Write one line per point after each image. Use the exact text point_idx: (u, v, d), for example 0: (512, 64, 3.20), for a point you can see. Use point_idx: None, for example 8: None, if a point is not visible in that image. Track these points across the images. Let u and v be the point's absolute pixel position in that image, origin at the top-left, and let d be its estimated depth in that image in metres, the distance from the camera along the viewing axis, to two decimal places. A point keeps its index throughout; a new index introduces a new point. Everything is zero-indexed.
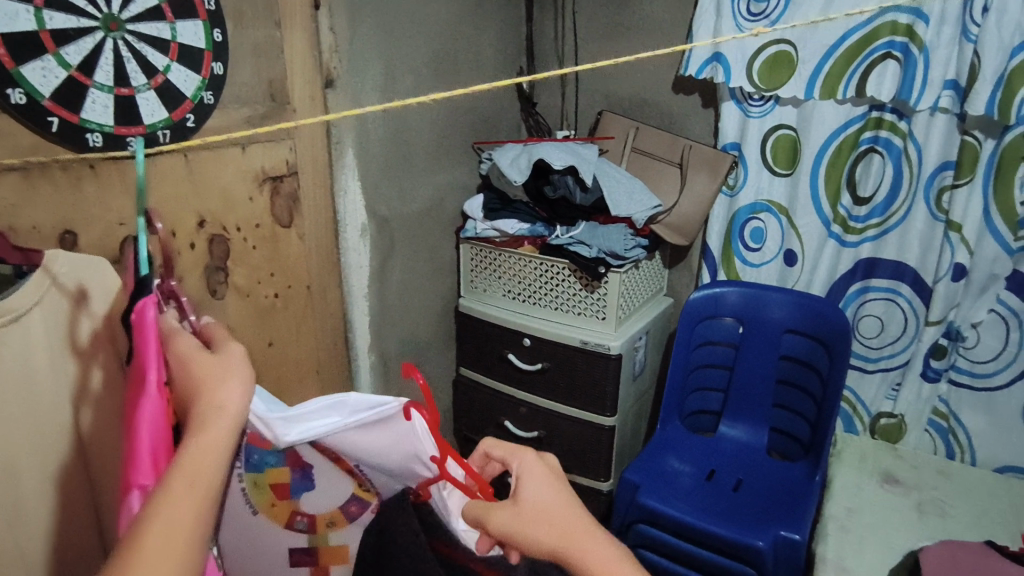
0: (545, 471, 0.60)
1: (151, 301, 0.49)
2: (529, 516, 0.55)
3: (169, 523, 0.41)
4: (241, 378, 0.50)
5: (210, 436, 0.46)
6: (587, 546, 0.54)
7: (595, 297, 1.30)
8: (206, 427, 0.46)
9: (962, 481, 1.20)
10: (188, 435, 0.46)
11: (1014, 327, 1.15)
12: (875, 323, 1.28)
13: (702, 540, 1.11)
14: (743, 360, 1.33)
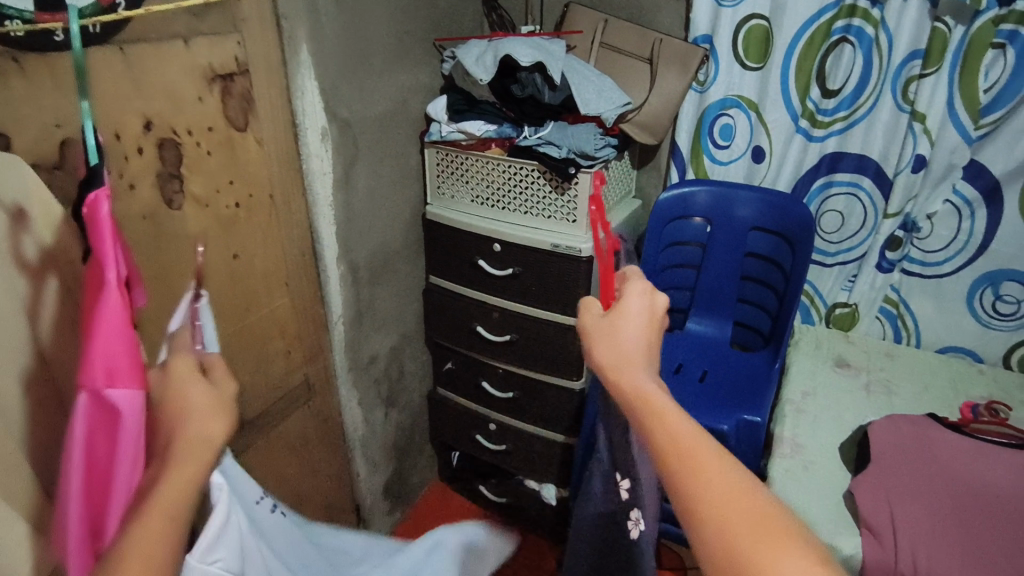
0: (648, 316, 0.56)
1: (101, 196, 0.48)
2: (602, 330, 0.56)
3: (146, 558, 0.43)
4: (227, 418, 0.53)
5: (187, 472, 0.48)
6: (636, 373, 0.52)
7: (565, 199, 1.28)
8: (187, 462, 0.49)
9: (907, 363, 1.30)
10: (167, 467, 0.48)
11: (966, 217, 1.20)
12: (836, 218, 1.32)
13: None
14: (710, 258, 1.36)
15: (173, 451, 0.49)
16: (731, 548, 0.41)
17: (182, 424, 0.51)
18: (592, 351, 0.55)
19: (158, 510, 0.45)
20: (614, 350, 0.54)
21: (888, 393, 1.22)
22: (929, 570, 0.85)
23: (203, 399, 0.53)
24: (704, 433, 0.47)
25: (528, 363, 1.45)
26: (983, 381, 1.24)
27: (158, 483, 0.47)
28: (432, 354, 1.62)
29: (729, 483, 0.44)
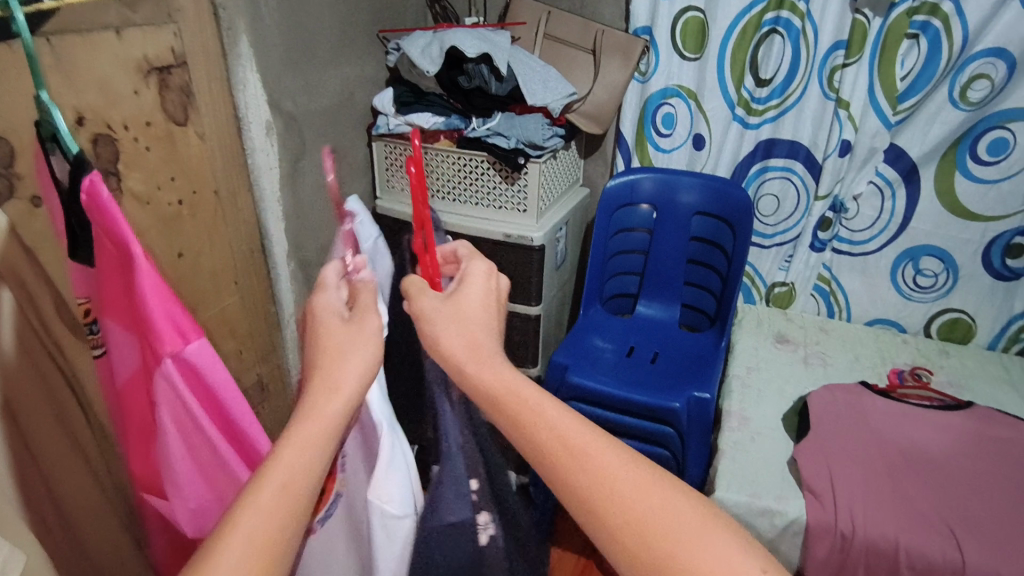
0: (494, 297, 0.55)
1: (94, 177, 0.49)
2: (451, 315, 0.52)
3: (254, 525, 0.39)
4: (364, 355, 0.49)
5: (312, 424, 0.44)
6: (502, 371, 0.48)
7: (515, 189, 1.31)
8: (312, 413, 0.45)
9: (840, 336, 1.38)
10: (296, 417, 0.45)
11: (888, 197, 1.29)
12: (772, 201, 1.39)
13: (624, 407, 1.21)
14: (656, 243, 1.41)
15: (305, 396, 0.46)
16: (656, 550, 0.40)
17: (315, 369, 0.48)
18: (442, 342, 0.50)
19: (271, 479, 0.41)
20: (467, 342, 0.50)
21: (824, 364, 1.30)
22: (865, 526, 0.91)
23: (344, 336, 0.50)
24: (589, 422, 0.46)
25: None
26: (907, 349, 1.33)
27: (285, 432, 0.44)
28: None
29: (636, 475, 0.43)
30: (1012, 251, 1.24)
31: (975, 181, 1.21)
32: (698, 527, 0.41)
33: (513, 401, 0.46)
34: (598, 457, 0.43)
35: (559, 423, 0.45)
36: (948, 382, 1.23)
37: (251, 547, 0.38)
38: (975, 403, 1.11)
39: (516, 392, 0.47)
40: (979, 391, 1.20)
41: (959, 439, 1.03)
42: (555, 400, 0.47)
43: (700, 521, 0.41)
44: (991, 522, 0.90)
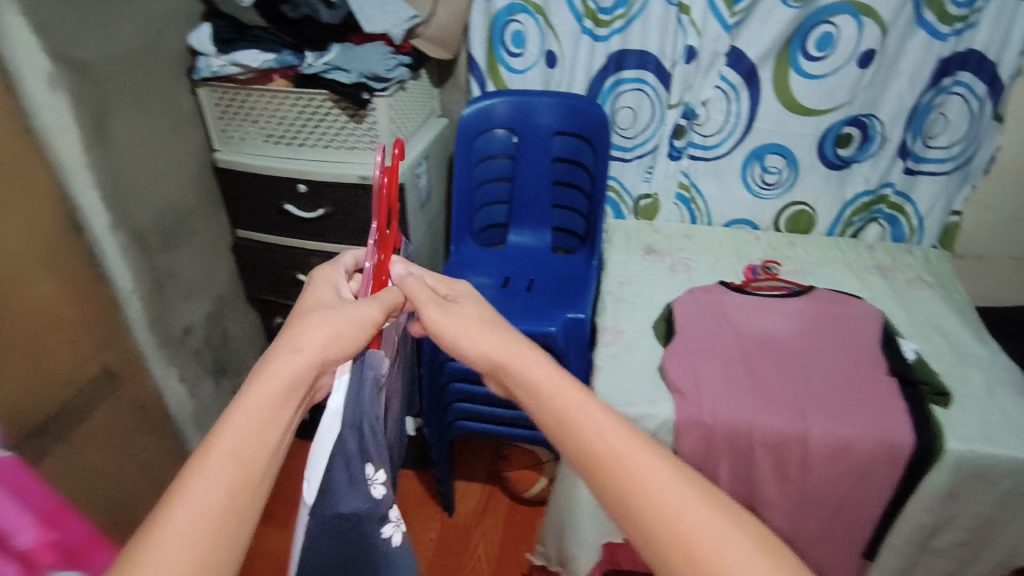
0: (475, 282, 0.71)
1: None
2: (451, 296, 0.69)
3: (206, 487, 0.44)
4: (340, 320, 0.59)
5: (262, 386, 0.51)
6: (550, 376, 0.57)
7: (365, 127, 1.22)
8: (261, 378, 0.51)
9: (702, 240, 1.44)
10: (247, 384, 0.51)
11: (733, 99, 1.32)
12: (628, 114, 1.40)
13: None
14: (520, 168, 1.39)
15: (268, 359, 0.53)
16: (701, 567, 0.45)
17: (302, 331, 0.56)
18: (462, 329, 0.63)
19: (220, 446, 0.46)
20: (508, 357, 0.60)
21: (687, 269, 1.36)
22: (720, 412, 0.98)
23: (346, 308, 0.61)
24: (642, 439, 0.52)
25: None
26: (759, 244, 1.42)
27: (241, 397, 0.50)
28: (260, 313, 1.53)
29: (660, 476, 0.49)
30: (841, 141, 1.33)
31: (806, 78, 1.26)
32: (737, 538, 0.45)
33: (565, 409, 0.55)
34: (633, 461, 0.50)
35: (608, 431, 0.52)
36: (794, 271, 1.33)
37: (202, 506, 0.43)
38: (815, 286, 1.21)
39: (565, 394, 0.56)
40: (819, 275, 1.31)
41: (801, 321, 1.12)
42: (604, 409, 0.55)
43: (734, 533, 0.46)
44: (831, 394, 0.98)
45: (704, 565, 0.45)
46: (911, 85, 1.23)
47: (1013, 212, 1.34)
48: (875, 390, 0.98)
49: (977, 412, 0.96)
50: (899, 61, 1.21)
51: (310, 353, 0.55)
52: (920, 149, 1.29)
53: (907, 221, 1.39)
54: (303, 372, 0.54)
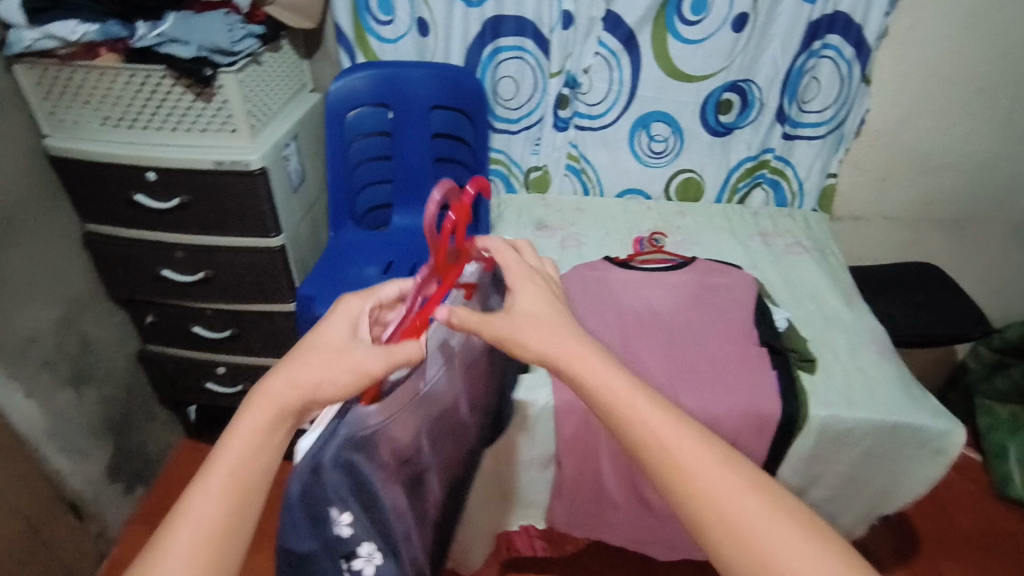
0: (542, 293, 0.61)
1: None
2: (517, 320, 0.58)
3: (201, 518, 0.46)
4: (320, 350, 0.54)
5: (261, 414, 0.50)
6: (598, 367, 0.54)
7: (215, 106, 1.11)
8: (257, 404, 0.51)
9: (593, 213, 1.43)
10: (245, 405, 0.51)
11: (615, 67, 1.29)
12: (511, 84, 1.33)
13: None
14: (399, 146, 1.31)
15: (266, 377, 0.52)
16: (740, 547, 0.46)
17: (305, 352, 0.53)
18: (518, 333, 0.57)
19: (218, 474, 0.48)
20: (557, 349, 0.56)
21: (576, 245, 1.33)
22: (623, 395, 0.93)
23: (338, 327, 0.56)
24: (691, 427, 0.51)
25: (230, 298, 1.30)
26: (647, 215, 1.41)
27: (236, 420, 0.50)
28: (129, 310, 1.40)
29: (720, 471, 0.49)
30: (722, 108, 1.32)
31: (684, 43, 1.24)
32: (789, 529, 0.46)
33: (614, 398, 0.52)
34: (688, 454, 0.49)
35: (657, 423, 0.51)
36: (682, 241, 1.33)
37: (193, 539, 0.46)
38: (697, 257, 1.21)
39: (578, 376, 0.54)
40: (705, 244, 1.32)
41: (682, 294, 1.11)
42: (643, 393, 0.53)
43: (794, 528, 0.46)
44: (703, 366, 0.99)
45: (749, 552, 0.45)
46: (784, 50, 1.23)
47: (883, 173, 1.38)
48: (747, 361, 0.98)
49: (839, 375, 0.99)
50: (772, 25, 1.20)
51: (302, 384, 0.52)
52: (796, 114, 1.31)
53: (789, 185, 1.41)
54: (297, 400, 0.52)
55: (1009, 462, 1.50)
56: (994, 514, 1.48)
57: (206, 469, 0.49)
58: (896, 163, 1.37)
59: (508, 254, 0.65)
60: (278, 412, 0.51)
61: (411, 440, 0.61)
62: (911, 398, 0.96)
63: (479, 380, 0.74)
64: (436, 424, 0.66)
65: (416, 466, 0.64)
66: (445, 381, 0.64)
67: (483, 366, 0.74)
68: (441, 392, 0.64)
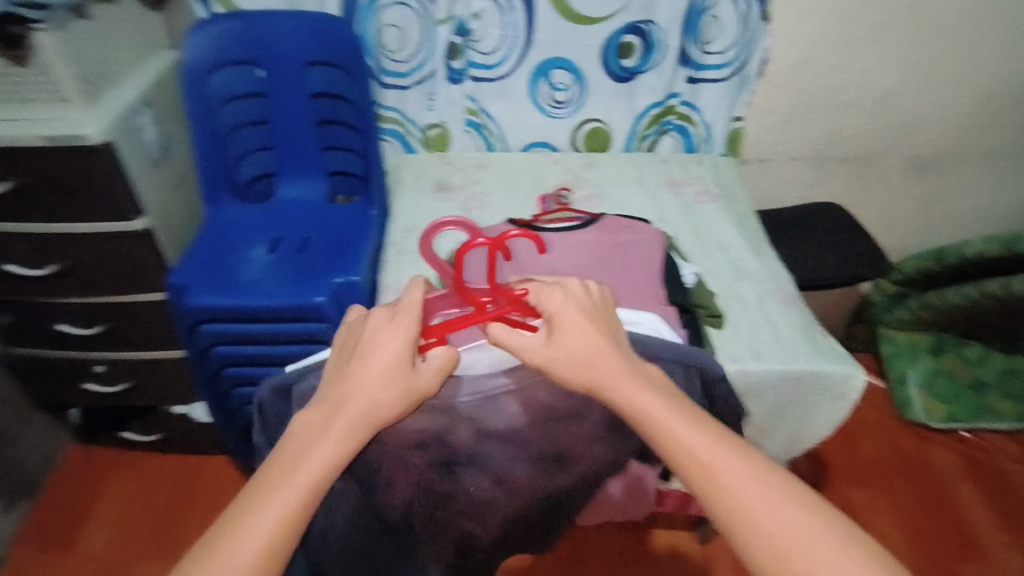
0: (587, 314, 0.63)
1: None
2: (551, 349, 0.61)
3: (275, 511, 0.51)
4: (395, 363, 0.60)
5: (340, 425, 0.57)
6: (631, 388, 0.59)
7: (36, 70, 0.94)
8: (340, 411, 0.58)
9: (497, 169, 1.35)
10: (330, 412, 0.58)
11: (506, 10, 1.19)
12: (396, 34, 1.21)
13: (262, 315, 1.02)
14: (275, 107, 1.18)
15: (345, 377, 0.60)
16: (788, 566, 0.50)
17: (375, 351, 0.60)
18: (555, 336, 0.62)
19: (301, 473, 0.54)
20: (588, 369, 0.60)
21: (480, 207, 1.25)
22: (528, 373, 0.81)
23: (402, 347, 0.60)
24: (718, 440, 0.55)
25: (94, 291, 1.15)
26: (554, 170, 1.35)
27: (314, 419, 0.58)
28: None
29: (756, 489, 0.53)
30: (623, 51, 1.25)
31: None
32: (823, 543, 0.50)
33: (645, 417, 0.57)
34: (725, 470, 0.54)
35: (690, 440, 0.55)
36: (590, 196, 1.27)
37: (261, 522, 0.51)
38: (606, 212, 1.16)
39: (632, 405, 0.58)
40: (615, 198, 1.26)
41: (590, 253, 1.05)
42: (683, 417, 0.57)
43: (830, 543, 0.50)
44: None
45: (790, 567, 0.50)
46: None
47: (786, 113, 1.36)
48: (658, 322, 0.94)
49: (745, 328, 0.97)
50: None
51: (363, 402, 0.58)
52: (698, 56, 1.25)
53: (696, 131, 1.37)
54: (362, 418, 0.58)
55: (908, 388, 1.59)
56: (897, 437, 1.56)
57: (283, 461, 0.55)
58: (800, 102, 1.35)
59: (557, 294, 0.64)
60: (332, 414, 0.58)
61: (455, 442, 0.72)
62: (815, 346, 0.95)
63: (585, 448, 0.77)
64: (490, 443, 0.73)
65: (455, 463, 0.74)
66: (505, 412, 0.71)
67: (593, 439, 0.77)
68: (495, 422, 0.72)
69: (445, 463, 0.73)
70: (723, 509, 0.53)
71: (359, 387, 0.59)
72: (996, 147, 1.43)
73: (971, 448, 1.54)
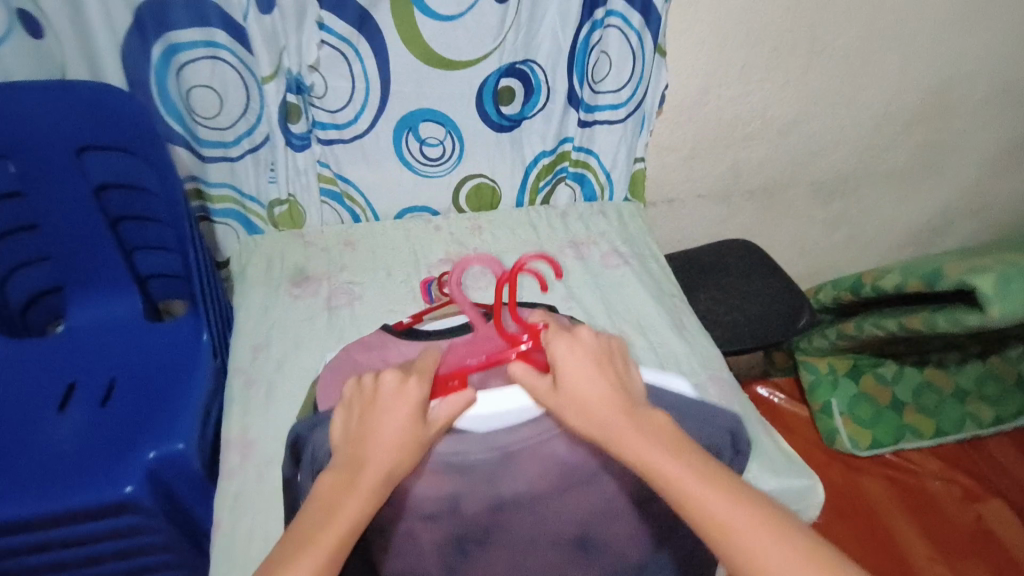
0: (596, 361, 0.66)
1: None
2: (573, 404, 0.63)
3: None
4: (403, 418, 0.63)
5: (349, 499, 0.60)
6: (637, 439, 0.60)
7: None
8: (352, 489, 0.60)
9: (367, 247, 1.10)
10: (343, 492, 0.60)
11: (352, 58, 0.95)
12: (209, 95, 0.94)
13: (44, 522, 0.73)
14: (46, 210, 0.87)
15: (359, 443, 0.63)
16: None
17: (380, 425, 0.63)
18: (568, 385, 0.64)
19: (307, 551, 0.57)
20: (602, 421, 0.62)
21: (349, 305, 1.01)
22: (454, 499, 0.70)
23: (407, 409, 0.64)
24: (718, 480, 0.57)
25: None
26: (436, 242, 1.12)
27: (334, 508, 0.60)
28: None
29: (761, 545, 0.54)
30: (502, 97, 1.04)
31: (439, 20, 0.94)
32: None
33: (653, 468, 0.59)
34: (712, 506, 0.56)
35: (687, 478, 0.57)
36: (483, 273, 1.07)
37: None
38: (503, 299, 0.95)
39: (621, 441, 0.60)
40: (512, 273, 1.06)
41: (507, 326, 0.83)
42: (684, 462, 0.58)
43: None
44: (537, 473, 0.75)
45: None
46: (562, 20, 0.97)
47: (689, 150, 1.21)
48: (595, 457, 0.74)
49: None
50: None
51: (376, 474, 0.61)
52: (589, 97, 1.07)
53: (595, 177, 1.19)
54: (373, 487, 0.61)
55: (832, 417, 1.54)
56: (827, 469, 1.52)
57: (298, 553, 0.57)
58: (704, 137, 1.20)
59: (563, 345, 0.67)
60: (351, 482, 0.61)
61: (467, 514, 0.71)
62: (762, 457, 0.81)
63: (608, 523, 0.76)
64: (508, 514, 0.72)
65: (467, 541, 0.74)
66: (519, 482, 0.69)
67: (619, 512, 0.76)
68: (512, 486, 0.69)
69: (456, 541, 0.73)
70: (721, 545, 0.55)
71: (375, 465, 0.61)
72: (898, 165, 1.37)
73: (897, 471, 1.52)
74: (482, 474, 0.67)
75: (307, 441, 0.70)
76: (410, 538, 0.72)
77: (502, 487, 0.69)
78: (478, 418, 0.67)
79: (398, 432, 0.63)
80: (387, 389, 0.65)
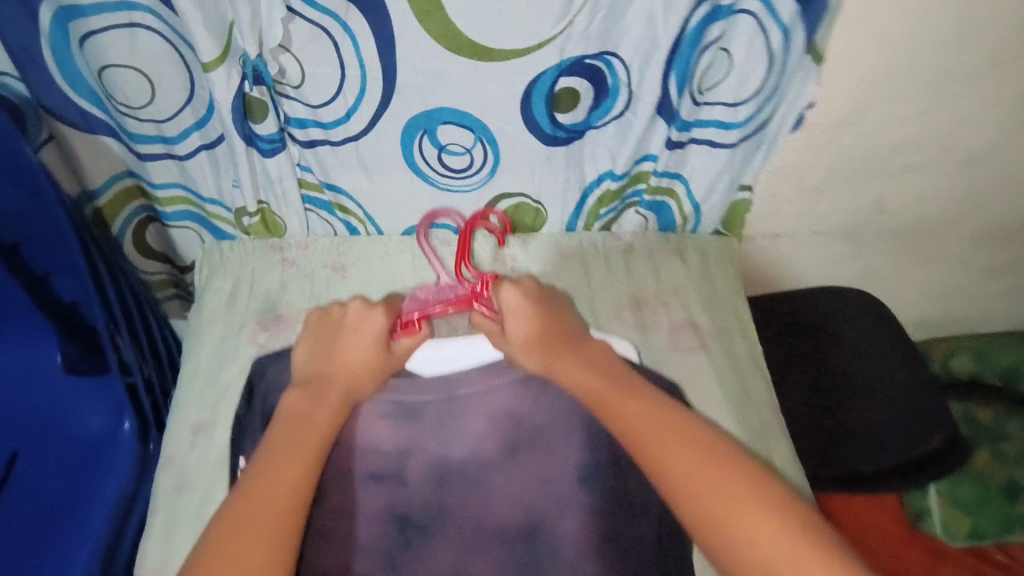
0: (541, 303, 0.72)
1: None
2: (514, 343, 0.70)
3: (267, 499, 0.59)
4: (365, 342, 0.69)
5: (320, 411, 0.66)
6: (571, 365, 0.69)
7: None
8: (324, 398, 0.67)
9: (360, 277, 0.84)
10: (316, 402, 0.67)
11: (337, 37, 0.63)
12: (136, 77, 0.65)
13: None
14: None
15: (331, 365, 0.69)
16: (721, 520, 0.56)
17: (343, 349, 0.69)
18: (509, 330, 0.70)
19: (297, 458, 0.62)
20: (542, 358, 0.70)
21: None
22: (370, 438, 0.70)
23: (372, 326, 0.69)
24: (649, 408, 0.65)
25: None
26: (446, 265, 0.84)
27: (300, 413, 0.66)
28: None
29: (676, 438, 0.63)
30: (560, 103, 0.71)
31: None
32: (738, 499, 0.57)
33: (599, 399, 0.67)
34: (645, 433, 0.63)
35: (637, 416, 0.65)
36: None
37: (261, 518, 0.57)
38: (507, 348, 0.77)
39: (552, 367, 0.69)
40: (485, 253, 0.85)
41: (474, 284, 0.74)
42: (625, 397, 0.67)
43: (749, 498, 0.57)
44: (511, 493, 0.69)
45: (727, 523, 0.56)
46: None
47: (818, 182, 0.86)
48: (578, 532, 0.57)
49: None
50: None
51: (346, 387, 0.68)
52: (688, 111, 0.72)
53: (678, 206, 0.86)
54: (338, 398, 0.67)
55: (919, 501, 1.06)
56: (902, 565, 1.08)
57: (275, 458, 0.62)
58: (845, 165, 0.83)
59: (511, 290, 0.71)
60: (320, 395, 0.67)
61: (411, 484, 0.69)
62: None
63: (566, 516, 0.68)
64: (455, 488, 0.69)
65: (410, 526, 0.67)
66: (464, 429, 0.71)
67: (577, 502, 0.69)
68: (459, 443, 0.70)
69: (396, 525, 0.67)
70: (664, 479, 0.61)
71: (339, 380, 0.68)
72: None
73: (1003, 556, 1.05)
74: (430, 415, 0.71)
75: (261, 377, 0.75)
76: (346, 516, 0.67)
77: (449, 448, 0.70)
78: (427, 360, 0.73)
79: (362, 354, 0.68)
80: (344, 315, 0.71)
